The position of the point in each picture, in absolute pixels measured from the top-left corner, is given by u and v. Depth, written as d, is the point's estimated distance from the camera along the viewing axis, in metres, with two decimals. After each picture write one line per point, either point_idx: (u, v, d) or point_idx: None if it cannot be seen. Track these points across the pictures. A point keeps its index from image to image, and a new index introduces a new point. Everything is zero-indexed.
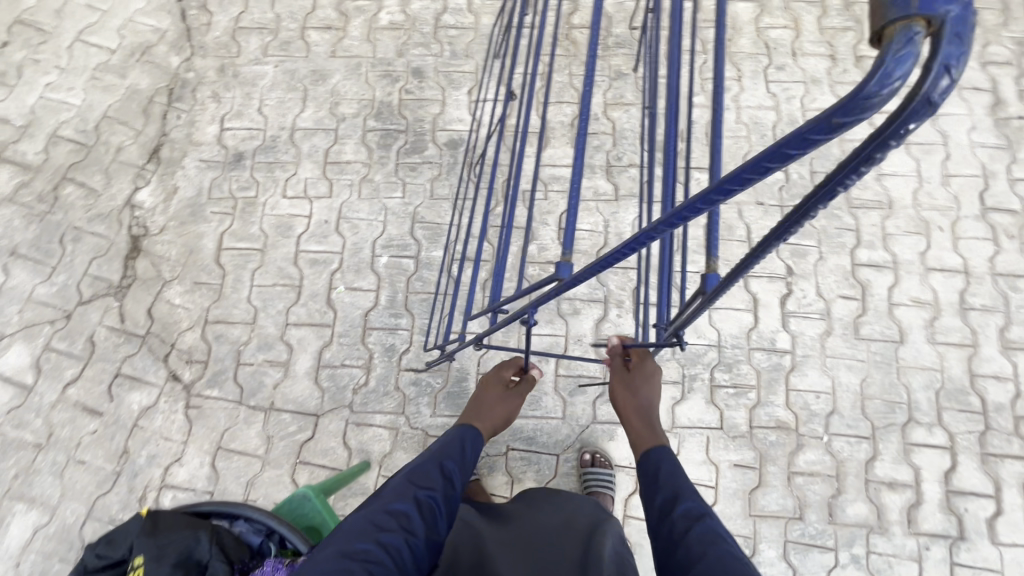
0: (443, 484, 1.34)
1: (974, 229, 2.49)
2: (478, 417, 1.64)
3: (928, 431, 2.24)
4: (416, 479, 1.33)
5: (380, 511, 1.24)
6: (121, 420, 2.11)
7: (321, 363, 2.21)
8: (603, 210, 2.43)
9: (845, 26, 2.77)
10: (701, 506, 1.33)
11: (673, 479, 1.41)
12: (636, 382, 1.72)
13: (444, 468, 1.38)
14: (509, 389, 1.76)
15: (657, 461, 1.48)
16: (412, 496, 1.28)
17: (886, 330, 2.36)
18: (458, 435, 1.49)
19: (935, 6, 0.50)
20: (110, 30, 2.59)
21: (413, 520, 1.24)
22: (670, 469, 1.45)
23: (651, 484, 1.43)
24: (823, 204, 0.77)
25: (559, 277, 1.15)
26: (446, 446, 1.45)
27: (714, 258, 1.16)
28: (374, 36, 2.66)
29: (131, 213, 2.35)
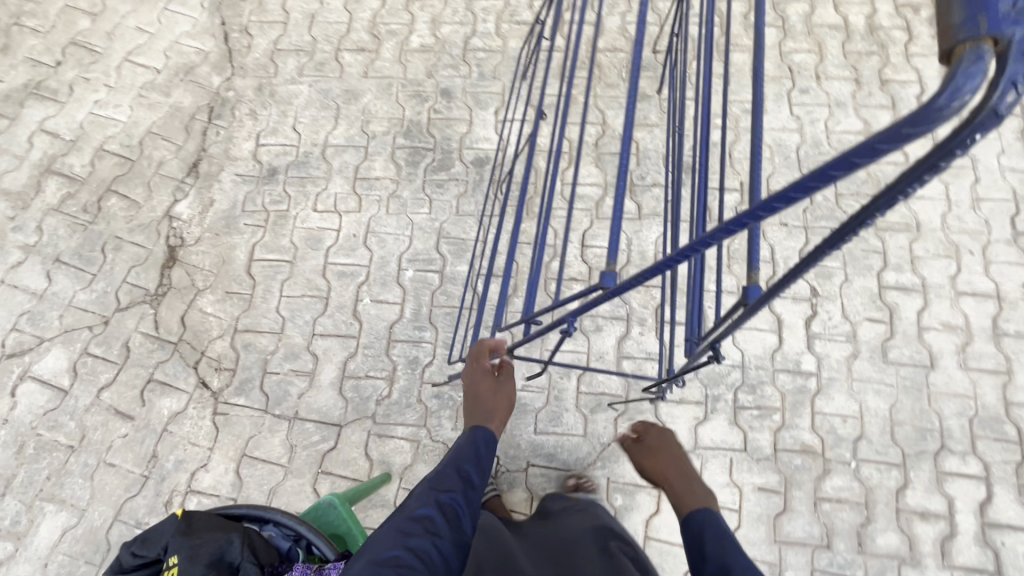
0: (462, 486, 1.35)
1: (1005, 253, 2.45)
2: (493, 417, 1.55)
3: (962, 460, 2.17)
4: (436, 483, 1.34)
5: (405, 518, 1.26)
6: (151, 425, 2.16)
7: (345, 374, 2.24)
8: (626, 228, 2.45)
9: (869, 50, 2.80)
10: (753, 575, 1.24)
11: (721, 548, 1.34)
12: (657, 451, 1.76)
13: (462, 471, 1.38)
14: (497, 377, 1.65)
15: (705, 523, 1.43)
16: (433, 501, 1.30)
17: (915, 355, 2.31)
18: (470, 436, 1.48)
19: (1002, 28, 0.53)
20: (156, 51, 2.73)
21: (437, 523, 1.27)
22: (720, 534, 1.39)
23: (699, 551, 1.37)
24: (876, 215, 0.76)
25: (603, 286, 1.15)
26: (461, 449, 1.45)
27: (754, 270, 1.14)
28: (405, 58, 2.75)
29: (169, 224, 2.44)
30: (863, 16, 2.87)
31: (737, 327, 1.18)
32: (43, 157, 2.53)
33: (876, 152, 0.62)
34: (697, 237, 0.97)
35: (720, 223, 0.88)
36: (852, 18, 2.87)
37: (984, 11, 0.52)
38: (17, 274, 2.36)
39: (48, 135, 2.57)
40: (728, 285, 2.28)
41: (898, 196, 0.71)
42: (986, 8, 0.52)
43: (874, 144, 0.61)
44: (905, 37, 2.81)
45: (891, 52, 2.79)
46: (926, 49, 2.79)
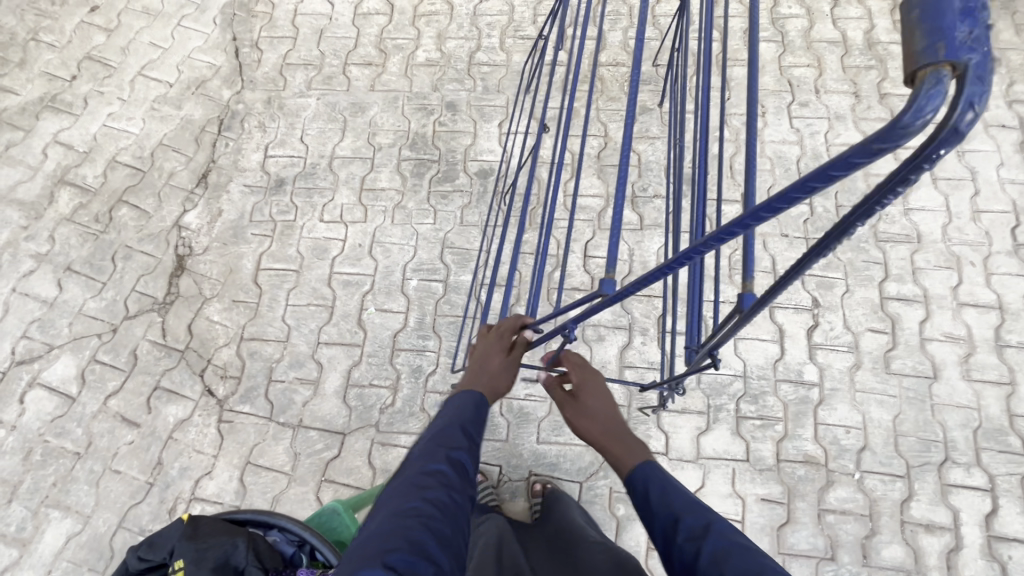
0: (469, 443, 1.36)
1: (1006, 265, 2.46)
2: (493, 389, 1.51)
3: (966, 471, 2.17)
4: (443, 440, 1.34)
5: (417, 474, 1.26)
6: (157, 432, 2.18)
7: (350, 383, 2.26)
8: (628, 239, 2.48)
9: (868, 65, 2.84)
10: (703, 517, 1.27)
11: (665, 496, 1.35)
12: (583, 400, 1.62)
13: (466, 429, 1.39)
14: (509, 353, 1.57)
15: (645, 477, 1.42)
16: (444, 456, 1.29)
17: (918, 366, 2.31)
18: (469, 398, 1.46)
19: (959, 54, 0.54)
20: (169, 66, 2.80)
21: (450, 476, 1.27)
22: (660, 482, 1.39)
23: (646, 507, 1.37)
24: (859, 223, 0.79)
25: (602, 293, 1.17)
26: (462, 408, 1.44)
27: (749, 279, 1.15)
28: (411, 72, 2.81)
29: (178, 234, 2.48)
30: (861, 31, 2.92)
31: (734, 333, 1.19)
32: (57, 168, 2.59)
33: (850, 166, 0.64)
34: (688, 245, 0.97)
35: (709, 233, 0.89)
36: (850, 33, 2.92)
37: (942, 38, 0.54)
38: (29, 283, 2.40)
39: (62, 147, 2.63)
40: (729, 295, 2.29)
41: (876, 207, 0.73)
42: (944, 35, 0.54)
43: (849, 157, 0.63)
44: None
45: (890, 67, 2.83)
46: None
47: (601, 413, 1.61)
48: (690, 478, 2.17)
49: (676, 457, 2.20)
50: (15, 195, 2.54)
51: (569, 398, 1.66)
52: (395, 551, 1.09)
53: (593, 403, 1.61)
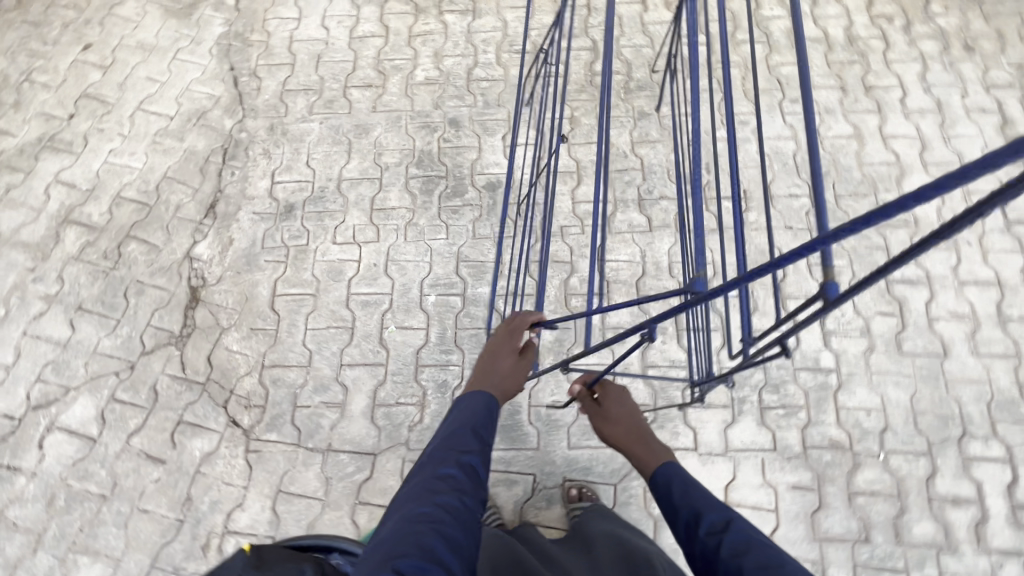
0: (479, 446, 1.39)
1: (1001, 242, 2.56)
2: (499, 387, 1.54)
3: (985, 444, 2.23)
4: (453, 445, 1.37)
5: (430, 477, 1.30)
6: (183, 467, 2.15)
7: (376, 403, 2.26)
8: (639, 241, 2.53)
9: (851, 60, 2.96)
10: (723, 513, 1.33)
11: (689, 493, 1.40)
12: (607, 408, 1.70)
13: (476, 432, 1.41)
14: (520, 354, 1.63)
15: (667, 475, 1.47)
16: (454, 460, 1.33)
17: (928, 345, 2.39)
18: (480, 399, 1.49)
19: None
20: (168, 99, 2.79)
21: (460, 480, 1.30)
22: (683, 480, 1.44)
23: (668, 501, 1.42)
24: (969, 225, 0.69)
25: (695, 289, 1.29)
26: (473, 412, 1.46)
27: (830, 265, 1.05)
28: (412, 91, 2.85)
29: (190, 265, 2.46)
30: (841, 28, 3.04)
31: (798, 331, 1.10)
32: (60, 208, 2.56)
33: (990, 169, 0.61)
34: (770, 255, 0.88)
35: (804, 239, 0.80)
36: (831, 30, 3.04)
37: None
38: (39, 325, 2.36)
39: (64, 186, 2.60)
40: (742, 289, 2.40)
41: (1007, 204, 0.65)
42: None
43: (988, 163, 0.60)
44: (883, 45, 2.99)
45: (872, 60, 2.95)
46: (903, 56, 2.97)
47: (625, 417, 1.67)
48: (721, 471, 2.20)
49: (705, 451, 2.23)
50: (19, 237, 2.50)
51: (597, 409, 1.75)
52: (405, 556, 1.13)
53: (619, 411, 1.68)
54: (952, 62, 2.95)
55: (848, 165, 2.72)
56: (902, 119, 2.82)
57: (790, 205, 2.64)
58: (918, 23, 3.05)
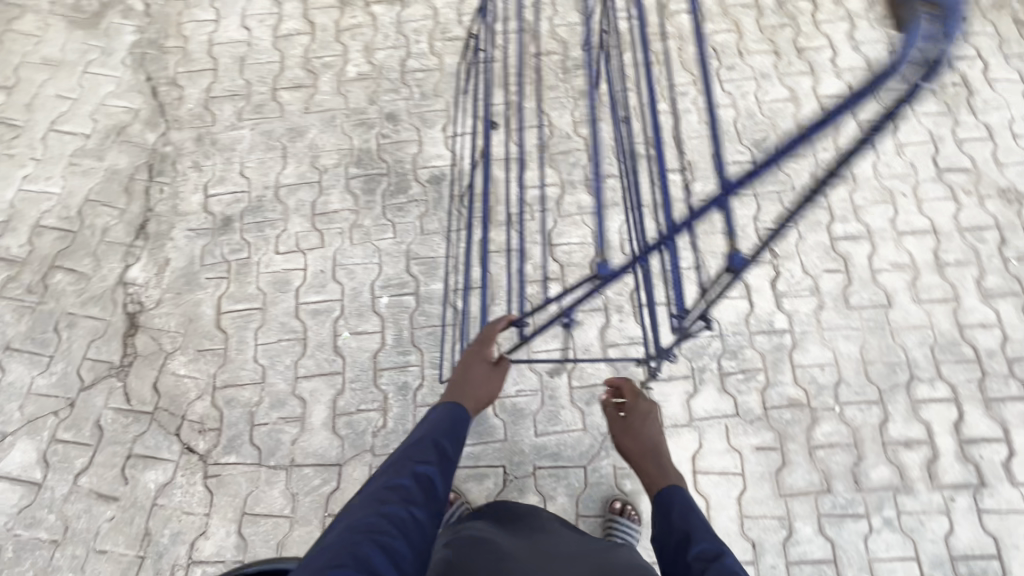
0: (439, 457, 1.38)
1: (934, 191, 2.66)
2: (471, 400, 1.54)
3: (931, 385, 2.34)
4: (412, 454, 1.37)
5: (382, 486, 1.29)
6: (139, 502, 2.06)
7: (337, 412, 2.21)
8: (589, 222, 2.53)
9: (782, 23, 2.99)
10: (716, 546, 1.37)
11: (687, 519, 1.47)
12: (633, 424, 1.76)
13: (438, 444, 1.40)
14: (494, 364, 1.63)
15: (671, 496, 1.55)
16: (409, 471, 1.32)
17: (874, 297, 2.47)
18: (447, 410, 1.49)
19: None
20: (82, 117, 2.62)
21: (412, 491, 1.29)
22: (685, 506, 1.51)
23: (666, 522, 1.50)
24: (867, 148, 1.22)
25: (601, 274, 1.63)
26: (437, 423, 1.46)
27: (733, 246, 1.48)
28: (344, 88, 2.75)
29: (124, 291, 2.33)
30: None
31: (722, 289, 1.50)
32: None
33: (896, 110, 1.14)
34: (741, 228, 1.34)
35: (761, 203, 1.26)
36: None
37: None
38: None
39: None
40: (694, 261, 2.48)
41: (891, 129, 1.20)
42: None
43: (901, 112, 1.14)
44: (811, 7, 3.03)
45: (802, 23, 2.99)
46: (831, 16, 3.02)
47: (648, 434, 1.75)
48: (688, 442, 2.23)
49: (671, 424, 2.25)
50: None
51: (620, 417, 1.80)
52: (341, 566, 1.12)
53: (648, 429, 1.76)
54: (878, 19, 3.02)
55: (787, 128, 2.75)
56: (835, 79, 2.87)
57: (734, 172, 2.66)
58: None
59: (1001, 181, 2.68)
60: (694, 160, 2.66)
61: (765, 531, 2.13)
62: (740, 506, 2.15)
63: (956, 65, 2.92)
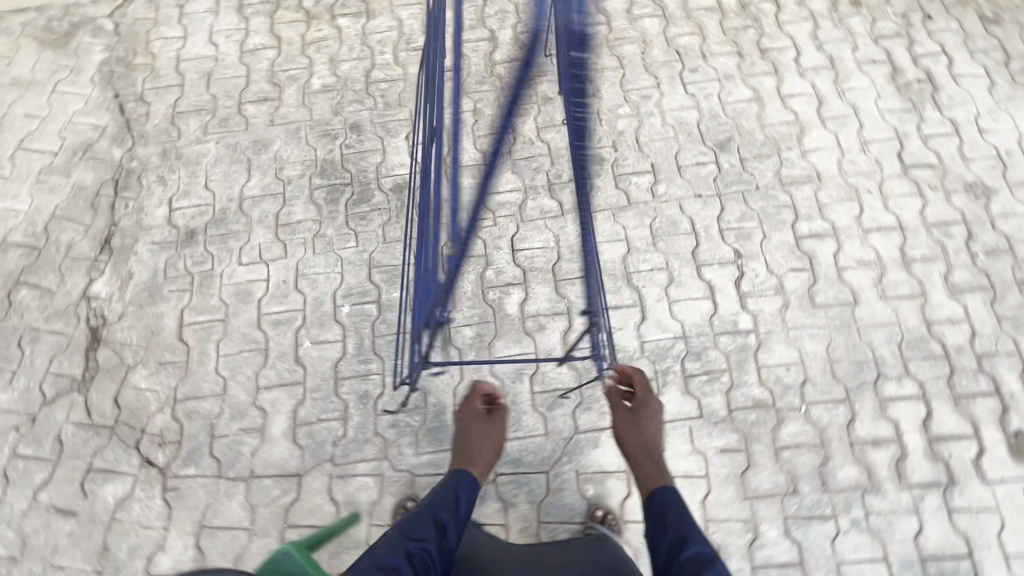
0: (434, 536, 1.47)
1: (899, 187, 2.65)
2: (476, 463, 1.75)
3: (898, 383, 2.30)
4: (410, 531, 1.47)
5: (374, 565, 1.38)
6: (97, 516, 2.05)
7: (297, 422, 2.20)
8: (551, 226, 2.53)
9: (745, 25, 3.00)
10: (710, 551, 1.38)
11: (682, 521, 1.45)
12: (641, 415, 1.77)
13: (437, 519, 1.51)
14: (489, 417, 1.89)
15: (666, 495, 1.53)
16: (403, 550, 1.41)
17: (839, 294, 2.44)
18: (451, 483, 1.62)
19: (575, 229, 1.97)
20: (50, 134, 2.66)
21: (403, 574, 1.37)
22: (680, 507, 1.49)
23: (658, 521, 1.48)
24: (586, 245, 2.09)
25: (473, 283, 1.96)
26: (440, 496, 1.58)
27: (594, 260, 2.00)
28: (309, 100, 2.77)
29: (88, 305, 2.35)
30: None
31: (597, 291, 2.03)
32: None
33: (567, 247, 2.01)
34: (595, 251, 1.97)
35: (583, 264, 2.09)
36: None
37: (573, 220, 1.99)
38: None
39: None
40: (657, 262, 2.48)
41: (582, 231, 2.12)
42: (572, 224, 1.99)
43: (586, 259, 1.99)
44: (774, 8, 3.05)
45: (765, 24, 3.00)
46: (794, 16, 3.03)
47: (650, 431, 1.74)
48: None
49: None
50: None
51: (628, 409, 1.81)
52: None
53: (649, 422, 1.75)
54: (842, 18, 3.03)
55: (751, 128, 2.75)
56: (799, 78, 2.87)
57: (698, 173, 2.66)
58: None
59: (968, 175, 2.67)
60: (656, 162, 2.66)
61: (730, 534, 2.10)
62: (705, 510, 2.12)
63: (919, 62, 2.92)
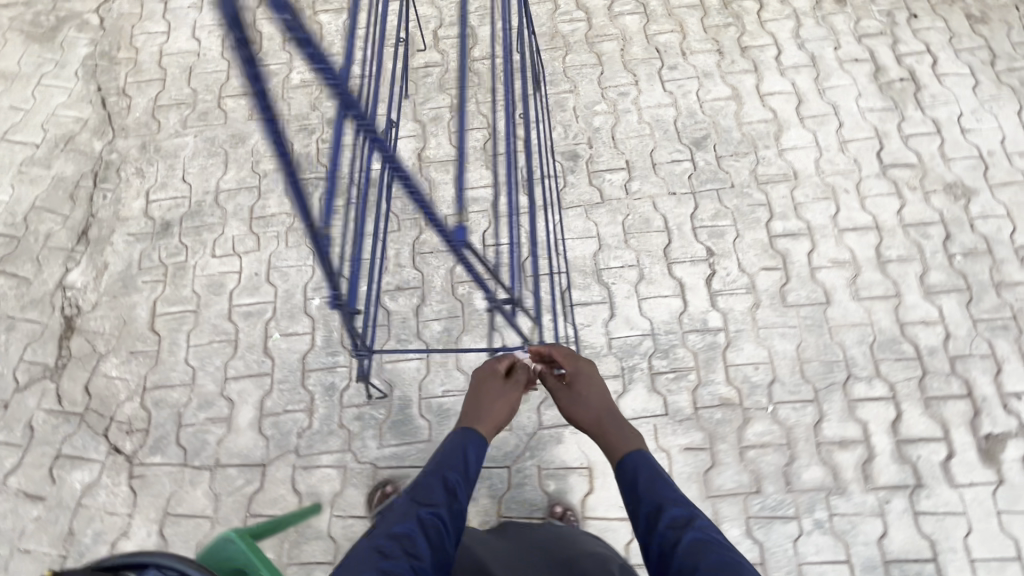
0: (446, 499, 1.40)
1: (877, 186, 2.62)
2: (485, 422, 1.63)
3: (868, 384, 2.28)
4: (420, 497, 1.40)
5: (384, 536, 1.31)
6: (64, 502, 2.08)
7: (263, 413, 2.22)
8: (523, 222, 2.53)
9: (726, 23, 2.98)
10: (687, 511, 1.38)
11: (652, 486, 1.44)
12: (577, 389, 1.74)
13: (448, 483, 1.44)
14: (506, 380, 1.76)
15: (634, 464, 1.50)
16: (414, 517, 1.35)
17: (812, 294, 2.42)
18: (458, 445, 1.54)
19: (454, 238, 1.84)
20: (33, 126, 2.70)
21: (416, 542, 1.30)
22: (649, 471, 1.47)
23: (632, 490, 1.46)
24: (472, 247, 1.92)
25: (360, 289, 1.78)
26: (449, 457, 1.51)
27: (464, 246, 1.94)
28: (288, 95, 2.80)
29: (63, 294, 2.39)
30: None
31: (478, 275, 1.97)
32: None
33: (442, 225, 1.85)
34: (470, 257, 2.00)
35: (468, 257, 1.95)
36: None
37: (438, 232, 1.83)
38: None
39: None
40: (628, 259, 2.47)
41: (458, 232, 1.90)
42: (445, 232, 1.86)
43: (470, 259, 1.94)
44: (756, 6, 3.03)
45: (746, 22, 2.98)
46: (777, 15, 3.00)
47: (597, 401, 1.70)
48: None
49: None
50: None
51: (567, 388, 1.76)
52: None
53: (590, 392, 1.72)
54: (825, 16, 3.00)
55: (728, 126, 2.73)
56: (779, 76, 2.85)
57: (673, 171, 2.64)
58: None
59: (948, 176, 2.63)
60: (631, 159, 2.66)
61: None
62: None
63: (903, 61, 2.88)
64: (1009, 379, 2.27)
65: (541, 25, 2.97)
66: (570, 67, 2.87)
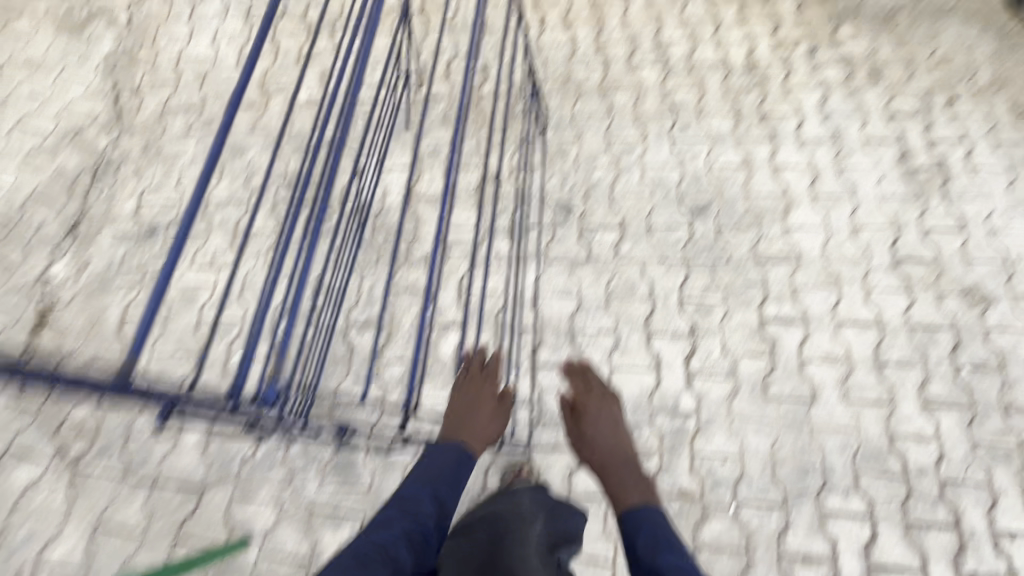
0: (433, 512, 1.52)
1: (886, 281, 2.44)
2: (476, 439, 1.74)
3: (844, 498, 2.10)
4: (408, 507, 1.50)
5: (370, 541, 1.38)
6: (4, 496, 2.10)
7: (211, 434, 2.19)
8: (503, 272, 2.45)
9: (748, 86, 2.86)
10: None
11: (653, 544, 1.40)
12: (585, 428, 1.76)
13: (436, 496, 1.56)
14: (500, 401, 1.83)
15: (637, 520, 1.48)
16: (401, 526, 1.43)
17: (796, 389, 2.26)
18: (451, 461, 1.65)
19: None
20: (47, 116, 2.77)
21: (399, 550, 1.37)
22: (654, 529, 1.44)
23: (633, 548, 1.42)
24: None
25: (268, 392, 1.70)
26: (441, 472, 1.62)
27: None
28: (292, 113, 2.80)
29: (42, 287, 2.42)
30: (742, 53, 2.95)
31: None
32: None
33: None
34: None
35: None
36: (732, 55, 2.94)
37: None
38: None
39: None
40: (605, 325, 2.36)
41: None
42: None
43: None
44: (783, 72, 2.89)
45: (770, 87, 2.85)
46: (803, 83, 2.86)
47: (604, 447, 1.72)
48: None
49: None
50: None
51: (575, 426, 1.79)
52: None
53: (595, 431, 1.76)
54: (855, 90, 2.84)
55: (733, 195, 2.60)
56: (795, 149, 2.70)
57: (668, 237, 2.53)
58: (824, 48, 2.95)
59: (966, 279, 2.43)
60: (626, 219, 2.55)
61: None
62: None
63: (933, 147, 2.70)
64: (1004, 514, 2.07)
65: (556, 69, 2.90)
66: (578, 114, 2.78)
